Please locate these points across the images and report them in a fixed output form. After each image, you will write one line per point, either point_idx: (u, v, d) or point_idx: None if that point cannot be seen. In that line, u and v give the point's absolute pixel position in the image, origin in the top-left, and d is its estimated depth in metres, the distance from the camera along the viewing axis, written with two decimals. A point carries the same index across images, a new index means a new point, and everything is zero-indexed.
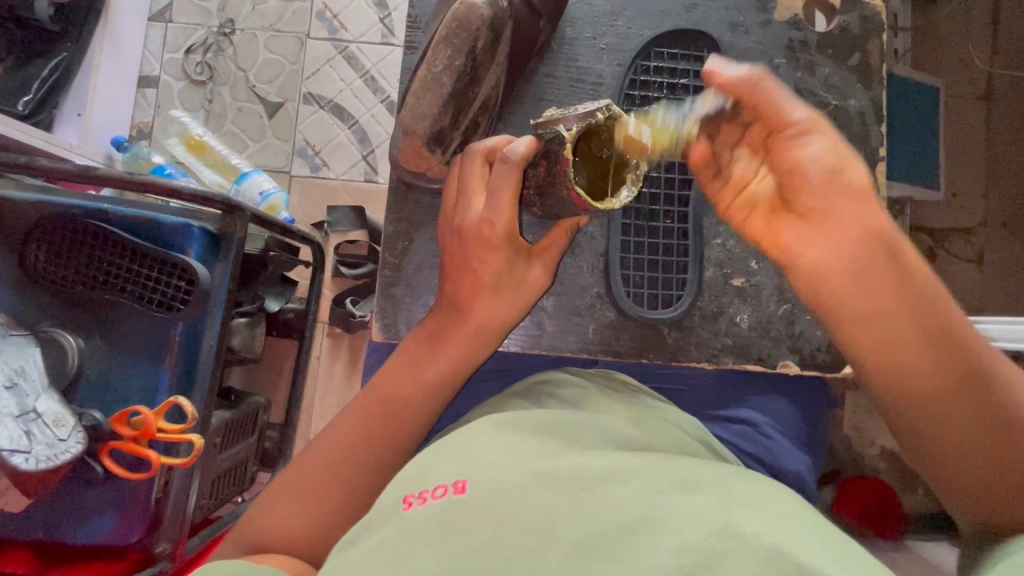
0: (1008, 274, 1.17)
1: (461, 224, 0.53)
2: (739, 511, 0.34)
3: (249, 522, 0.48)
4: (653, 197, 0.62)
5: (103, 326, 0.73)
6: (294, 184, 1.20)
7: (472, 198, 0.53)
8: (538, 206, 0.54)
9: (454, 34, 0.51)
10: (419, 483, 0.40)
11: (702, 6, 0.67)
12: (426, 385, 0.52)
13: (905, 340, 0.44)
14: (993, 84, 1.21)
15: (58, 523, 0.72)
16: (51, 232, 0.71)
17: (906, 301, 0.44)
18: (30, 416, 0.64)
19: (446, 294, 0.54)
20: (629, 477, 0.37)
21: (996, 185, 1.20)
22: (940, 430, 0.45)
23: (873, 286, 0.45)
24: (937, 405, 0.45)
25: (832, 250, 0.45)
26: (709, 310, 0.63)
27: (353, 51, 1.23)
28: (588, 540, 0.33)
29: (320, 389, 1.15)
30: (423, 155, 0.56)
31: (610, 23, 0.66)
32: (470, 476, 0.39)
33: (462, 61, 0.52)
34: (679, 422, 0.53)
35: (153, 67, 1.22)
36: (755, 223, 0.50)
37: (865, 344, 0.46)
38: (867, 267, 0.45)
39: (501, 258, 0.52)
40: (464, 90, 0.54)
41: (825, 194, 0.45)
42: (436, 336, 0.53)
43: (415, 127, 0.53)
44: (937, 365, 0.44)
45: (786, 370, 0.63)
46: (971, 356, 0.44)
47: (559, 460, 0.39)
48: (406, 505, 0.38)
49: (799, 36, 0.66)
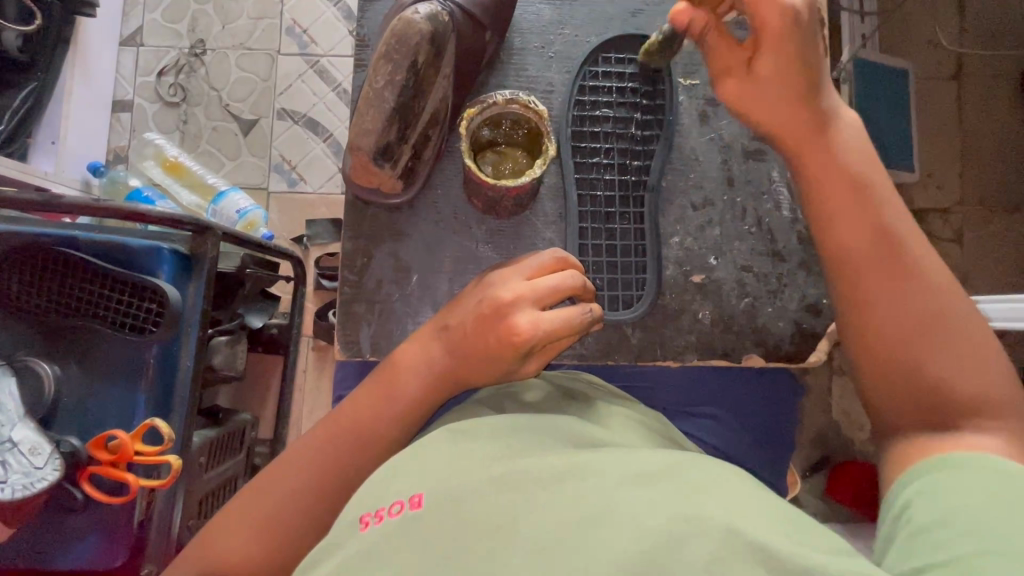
0: (987, 251, 1.18)
1: (508, 331, 0.49)
2: (689, 495, 0.34)
3: (203, 539, 0.47)
4: (607, 201, 0.66)
5: (78, 353, 0.74)
6: (271, 202, 1.20)
7: (524, 302, 0.50)
8: (479, 198, 0.64)
9: (393, 50, 0.52)
10: (378, 498, 0.38)
11: (643, 9, 0.69)
12: (402, 398, 0.52)
13: (838, 191, 0.49)
14: (963, 62, 1.22)
15: (43, 551, 0.73)
16: (18, 261, 0.71)
17: (862, 180, 0.49)
18: (6, 446, 0.65)
19: (444, 312, 0.56)
20: (585, 474, 0.36)
21: (971, 163, 1.20)
22: (922, 352, 0.44)
23: (829, 180, 0.49)
24: (905, 322, 0.45)
25: (827, 167, 0.49)
26: (671, 308, 0.65)
27: (324, 65, 1.24)
28: (543, 540, 0.32)
29: (307, 404, 1.16)
30: (372, 170, 0.57)
31: (557, 31, 0.69)
32: (427, 490, 0.37)
33: (404, 76, 0.53)
34: (639, 417, 0.54)
35: (127, 91, 1.22)
36: (789, 118, 0.50)
37: (853, 237, 0.48)
38: (851, 176, 0.49)
39: (529, 362, 0.53)
40: (408, 104, 0.55)
41: (774, 82, 0.50)
42: (423, 358, 0.53)
43: (360, 143, 0.55)
44: (871, 251, 0.47)
45: (751, 362, 0.65)
46: (908, 261, 0.46)
47: (511, 467, 0.38)
48: (363, 524, 0.36)
49: (739, 32, 0.69)
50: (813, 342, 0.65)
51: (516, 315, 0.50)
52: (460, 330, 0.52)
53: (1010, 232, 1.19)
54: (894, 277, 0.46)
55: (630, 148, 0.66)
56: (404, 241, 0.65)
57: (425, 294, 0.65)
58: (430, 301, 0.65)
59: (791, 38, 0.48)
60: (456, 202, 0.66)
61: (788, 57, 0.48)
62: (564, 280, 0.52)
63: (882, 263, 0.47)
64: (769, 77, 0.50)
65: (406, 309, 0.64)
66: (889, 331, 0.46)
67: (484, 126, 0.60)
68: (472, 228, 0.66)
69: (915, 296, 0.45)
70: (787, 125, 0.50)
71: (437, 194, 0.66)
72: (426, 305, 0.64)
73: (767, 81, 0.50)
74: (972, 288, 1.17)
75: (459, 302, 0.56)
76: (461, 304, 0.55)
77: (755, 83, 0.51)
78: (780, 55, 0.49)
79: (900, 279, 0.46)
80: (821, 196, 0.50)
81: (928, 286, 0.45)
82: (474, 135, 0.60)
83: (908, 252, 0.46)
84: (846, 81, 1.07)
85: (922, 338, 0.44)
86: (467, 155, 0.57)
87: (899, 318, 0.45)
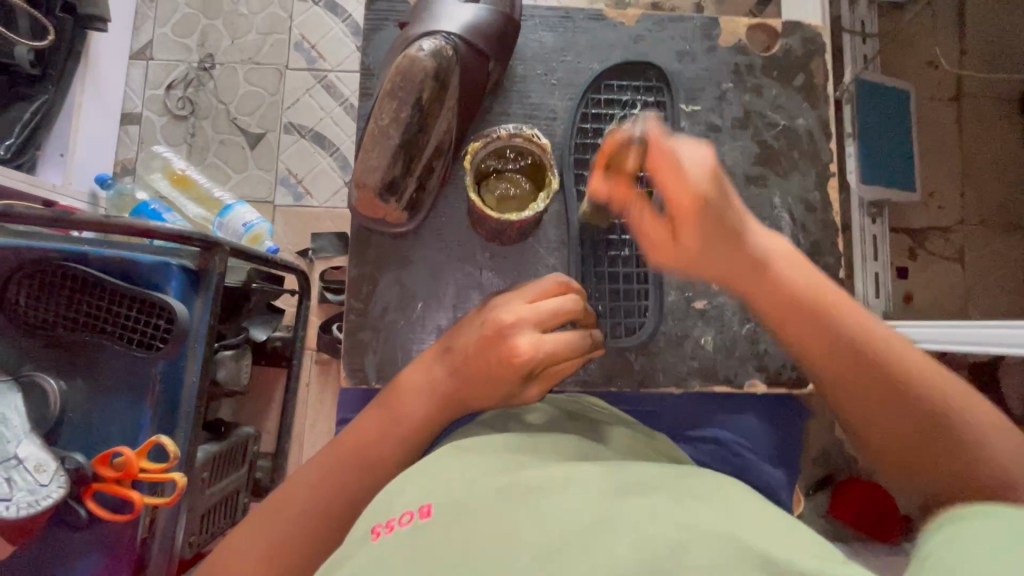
0: (989, 270, 1.19)
1: (508, 354, 0.49)
2: (690, 506, 0.34)
3: (212, 561, 0.47)
4: (608, 226, 0.66)
5: (84, 368, 0.74)
6: (277, 215, 1.21)
7: (524, 326, 0.50)
8: (484, 228, 0.63)
9: (398, 87, 0.53)
10: (386, 510, 0.37)
11: (650, 36, 0.71)
12: (414, 424, 0.52)
13: (812, 335, 0.47)
14: (962, 85, 1.23)
15: (45, 567, 0.72)
16: (30, 276, 0.72)
17: (784, 288, 0.47)
18: (12, 463, 0.65)
19: (446, 336, 0.56)
20: (587, 485, 0.36)
21: (970, 184, 1.21)
22: (899, 432, 0.45)
23: (798, 330, 0.47)
24: (877, 409, 0.45)
25: (777, 300, 0.48)
26: (672, 335, 0.66)
27: (332, 80, 1.25)
28: (556, 543, 0.31)
29: (309, 417, 1.15)
30: (378, 205, 0.58)
31: (560, 59, 0.70)
32: (436, 499, 0.36)
33: (408, 112, 0.54)
34: (650, 442, 0.52)
35: (135, 105, 1.23)
36: (791, 329, 0.48)
37: (818, 348, 0.47)
38: (802, 297, 0.47)
39: (531, 388, 0.52)
40: (412, 139, 0.55)
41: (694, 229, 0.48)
42: (426, 379, 0.54)
43: (366, 179, 0.56)
44: (830, 365, 0.47)
45: (753, 389, 0.66)
46: (859, 342, 0.46)
47: (513, 478, 0.37)
48: (374, 534, 0.35)
49: (745, 60, 0.70)
50: (815, 367, 0.66)
51: (516, 337, 0.50)
52: (466, 363, 0.52)
53: (1011, 253, 1.19)
54: (846, 365, 0.46)
55: (631, 174, 0.67)
56: (412, 262, 0.66)
57: (430, 315, 0.65)
58: (435, 322, 0.65)
59: (705, 212, 0.47)
60: (464, 224, 0.67)
61: (707, 230, 0.48)
62: (563, 304, 0.52)
63: (834, 356, 0.46)
64: (710, 244, 0.48)
65: (412, 329, 0.65)
66: (879, 416, 0.45)
67: (488, 159, 0.61)
68: (480, 251, 0.66)
69: (899, 401, 0.44)
70: (730, 272, 0.48)
71: (445, 216, 0.67)
72: (432, 325, 0.65)
73: (703, 250, 0.48)
74: (973, 308, 1.17)
75: (461, 328, 0.55)
76: (462, 329, 0.55)
77: (694, 254, 0.49)
78: (679, 173, 0.47)
79: (863, 370, 0.46)
80: (775, 296, 0.48)
81: (878, 349, 0.46)
82: (478, 168, 0.61)
83: (846, 328, 0.46)
84: (849, 101, 1.08)
85: (929, 426, 0.43)
86: (470, 189, 0.58)
87: (872, 393, 0.45)
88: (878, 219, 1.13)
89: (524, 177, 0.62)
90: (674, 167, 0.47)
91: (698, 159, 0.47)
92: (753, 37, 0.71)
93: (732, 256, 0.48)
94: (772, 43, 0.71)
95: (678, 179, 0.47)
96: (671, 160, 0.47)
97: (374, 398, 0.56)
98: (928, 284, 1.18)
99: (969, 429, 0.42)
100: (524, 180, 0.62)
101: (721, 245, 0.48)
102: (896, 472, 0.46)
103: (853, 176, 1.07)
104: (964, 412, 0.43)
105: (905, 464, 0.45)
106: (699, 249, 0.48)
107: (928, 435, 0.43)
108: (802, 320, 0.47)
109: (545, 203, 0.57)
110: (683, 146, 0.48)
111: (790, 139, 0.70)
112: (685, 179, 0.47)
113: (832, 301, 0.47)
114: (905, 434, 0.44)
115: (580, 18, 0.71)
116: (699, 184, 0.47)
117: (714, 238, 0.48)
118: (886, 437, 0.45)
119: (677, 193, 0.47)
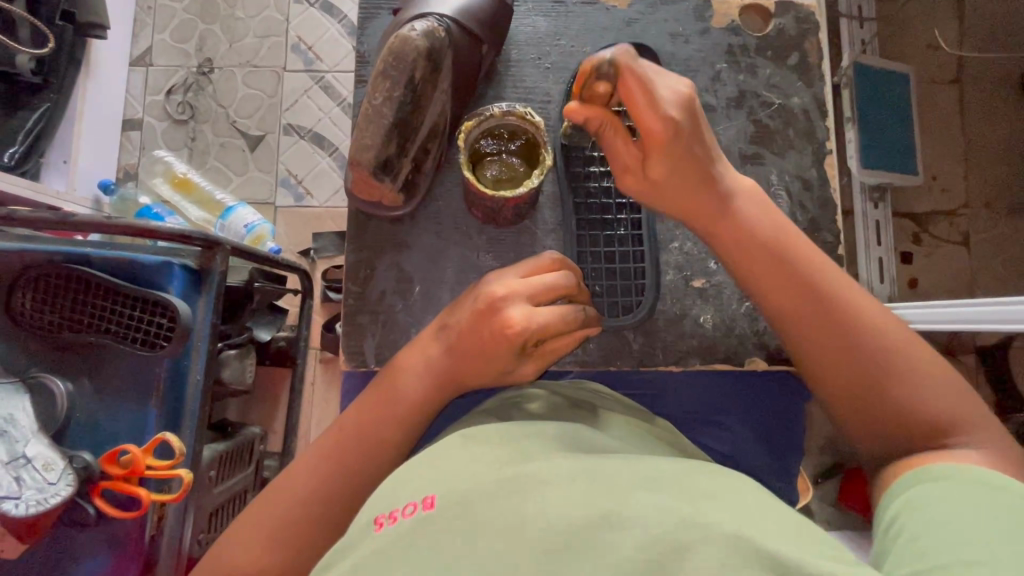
0: (995, 251, 1.18)
1: (500, 326, 0.49)
2: (700, 503, 0.33)
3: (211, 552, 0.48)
4: (602, 207, 0.66)
5: (89, 369, 0.75)
6: (278, 215, 1.21)
7: (517, 298, 0.50)
8: (480, 208, 0.63)
9: (391, 66, 0.52)
10: (391, 500, 0.36)
11: (641, 20, 0.71)
12: (412, 407, 0.52)
13: (755, 249, 0.49)
14: (964, 65, 1.22)
15: (57, 565, 0.73)
16: (36, 279, 0.73)
17: (748, 224, 0.50)
18: (20, 462, 0.66)
19: (446, 312, 0.56)
20: (596, 476, 0.35)
21: (974, 165, 1.20)
22: (870, 389, 0.45)
23: (762, 273, 0.49)
24: (838, 353, 0.46)
25: (743, 236, 0.50)
26: (672, 314, 0.67)
27: (329, 80, 1.26)
28: (567, 537, 0.31)
29: (316, 416, 1.16)
30: (373, 184, 0.58)
31: (552, 44, 0.70)
32: (441, 490, 0.35)
33: (402, 92, 0.54)
34: (649, 425, 0.52)
35: (136, 111, 1.24)
36: (757, 270, 0.49)
37: (784, 292, 0.48)
38: (770, 235, 0.49)
39: (526, 365, 0.53)
40: (406, 118, 0.55)
41: (664, 159, 0.49)
42: (424, 361, 0.53)
43: (361, 159, 0.55)
44: (795, 307, 0.48)
45: (754, 366, 0.66)
46: (819, 285, 0.47)
47: (521, 468, 0.36)
48: (377, 525, 0.34)
49: (739, 41, 0.70)
50: None
51: (509, 309, 0.50)
52: (463, 335, 0.52)
53: (1016, 234, 1.18)
54: (811, 305, 0.47)
55: None
56: (409, 254, 0.66)
57: (429, 306, 0.65)
58: (434, 312, 0.65)
59: (676, 144, 0.48)
60: (460, 214, 0.67)
61: (676, 161, 0.49)
62: (558, 283, 0.52)
63: (795, 298, 0.48)
64: (678, 180, 0.50)
65: (412, 320, 0.65)
66: (838, 371, 0.46)
67: (482, 139, 0.61)
68: (475, 239, 0.67)
69: (858, 344, 0.45)
70: (695, 203, 0.51)
71: (440, 206, 0.67)
72: (430, 314, 0.65)
73: (670, 177, 0.50)
74: (981, 289, 1.16)
75: (459, 303, 0.55)
76: (460, 306, 0.54)
77: (659, 179, 0.50)
78: (647, 97, 0.47)
79: (818, 314, 0.47)
80: (741, 230, 0.50)
81: (836, 297, 0.47)
82: (472, 148, 0.61)
83: (814, 271, 0.48)
84: (847, 85, 1.09)
85: (882, 378, 0.45)
86: (465, 167, 0.58)
87: (834, 345, 0.46)
88: (881, 203, 1.13)
89: (517, 156, 0.63)
90: (645, 94, 0.47)
91: (675, 95, 0.48)
92: (747, 19, 0.71)
93: (700, 192, 0.50)
94: (764, 24, 0.71)
95: (654, 116, 0.47)
96: (639, 96, 0.47)
97: (368, 388, 0.55)
98: (934, 267, 1.17)
99: (918, 375, 0.44)
100: (517, 159, 0.63)
101: (695, 177, 0.50)
102: (860, 431, 0.47)
103: (854, 161, 1.06)
104: (918, 364, 0.45)
105: (862, 416, 0.46)
106: (674, 181, 0.50)
107: (882, 387, 0.45)
108: (766, 255, 0.49)
109: (537, 183, 0.58)
110: (661, 84, 0.48)
111: (784, 120, 0.69)
112: (653, 116, 0.47)
113: (798, 245, 0.49)
114: (855, 377, 0.46)
115: (573, 4, 0.71)
116: (672, 117, 0.47)
117: (686, 177, 0.50)
118: (844, 388, 0.46)
119: (651, 130, 0.48)
